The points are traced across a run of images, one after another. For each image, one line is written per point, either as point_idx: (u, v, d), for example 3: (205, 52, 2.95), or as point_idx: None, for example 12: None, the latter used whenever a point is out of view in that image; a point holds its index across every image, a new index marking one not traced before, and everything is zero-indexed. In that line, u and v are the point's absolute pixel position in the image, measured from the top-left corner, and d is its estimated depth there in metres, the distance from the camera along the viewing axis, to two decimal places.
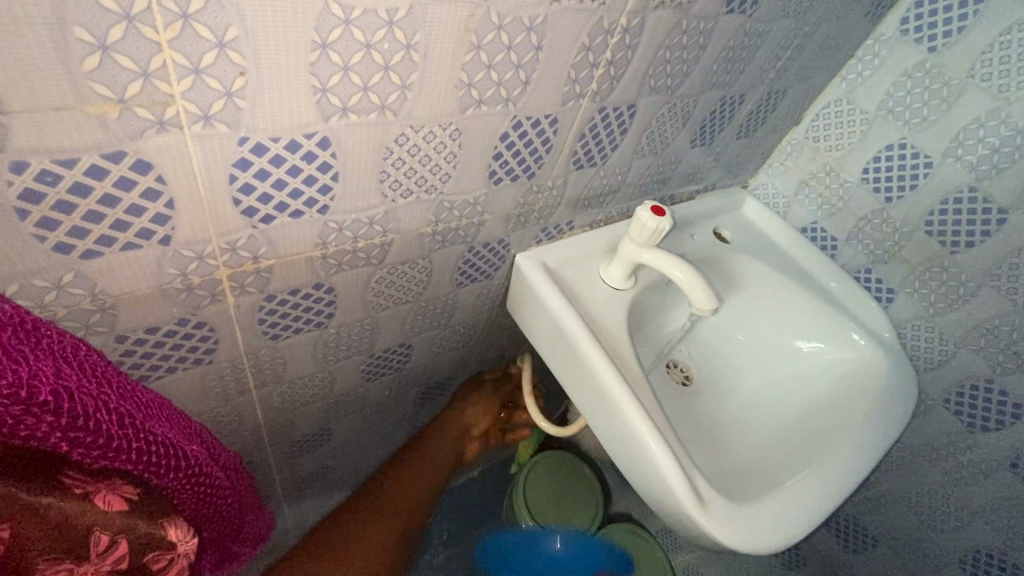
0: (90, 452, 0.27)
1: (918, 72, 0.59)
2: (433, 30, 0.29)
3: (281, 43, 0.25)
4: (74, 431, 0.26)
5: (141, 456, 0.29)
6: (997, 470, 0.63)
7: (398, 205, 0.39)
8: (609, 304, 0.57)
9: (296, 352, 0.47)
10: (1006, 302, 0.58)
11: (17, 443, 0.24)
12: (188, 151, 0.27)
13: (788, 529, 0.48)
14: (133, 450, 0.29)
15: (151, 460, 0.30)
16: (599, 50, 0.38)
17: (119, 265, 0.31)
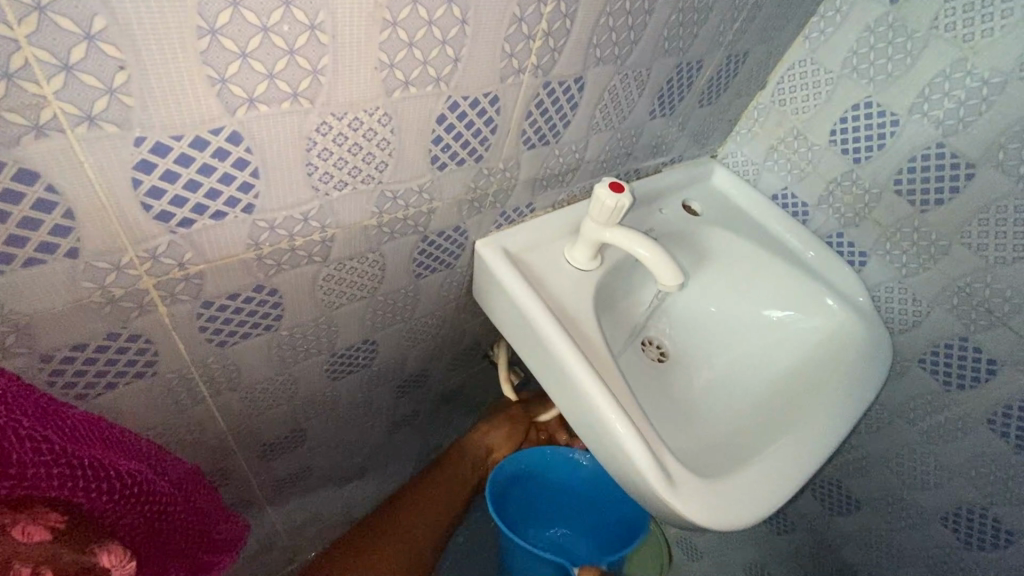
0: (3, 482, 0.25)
1: (881, 26, 0.57)
2: (339, 9, 0.27)
3: (161, 31, 0.23)
4: None
5: (68, 480, 0.27)
6: (974, 428, 0.63)
7: (333, 199, 0.37)
8: (574, 286, 0.55)
9: (248, 358, 0.45)
10: (977, 259, 0.58)
11: None
12: (78, 155, 0.25)
13: (759, 503, 0.48)
14: (56, 476, 0.27)
15: (82, 484, 0.28)
16: (534, 21, 0.36)
17: (24, 283, 0.29)
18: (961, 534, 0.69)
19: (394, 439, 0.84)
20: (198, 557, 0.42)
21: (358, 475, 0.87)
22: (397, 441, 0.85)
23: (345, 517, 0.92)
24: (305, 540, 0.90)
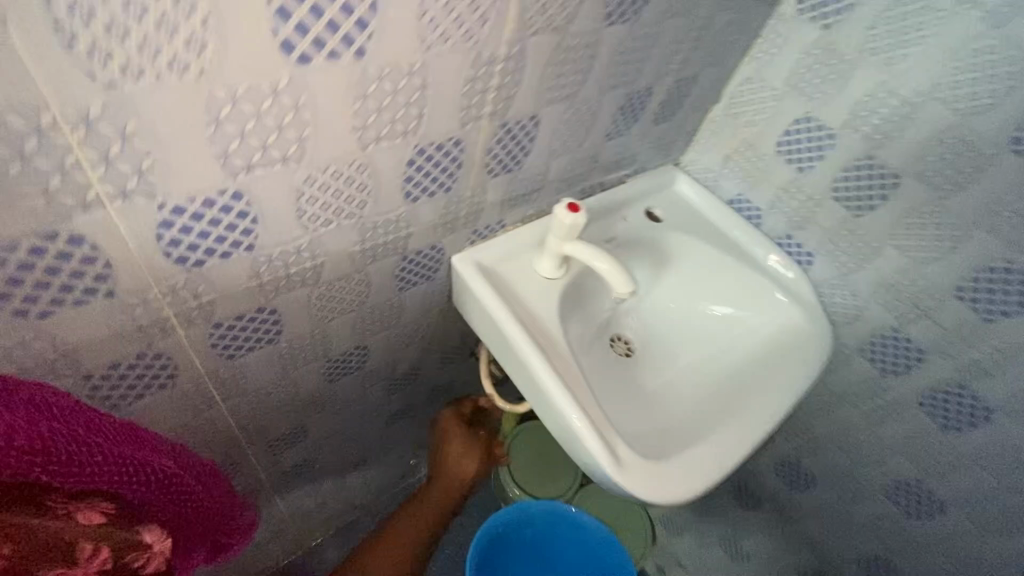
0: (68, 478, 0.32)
1: (815, 49, 0.63)
2: (316, 92, 0.33)
3: (177, 125, 0.30)
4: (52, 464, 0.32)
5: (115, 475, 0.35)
6: (908, 409, 0.70)
7: (321, 233, 0.44)
8: (541, 294, 0.62)
9: (254, 367, 0.52)
10: (904, 259, 0.64)
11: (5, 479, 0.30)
12: (115, 221, 0.32)
13: (691, 485, 0.55)
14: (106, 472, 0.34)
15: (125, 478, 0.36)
16: (486, 78, 0.42)
17: (72, 319, 0.36)
18: (902, 505, 0.77)
19: (389, 431, 0.91)
20: (218, 537, 0.50)
21: (358, 465, 0.94)
22: (393, 433, 0.92)
23: (348, 503, 1.00)
24: (312, 524, 0.98)
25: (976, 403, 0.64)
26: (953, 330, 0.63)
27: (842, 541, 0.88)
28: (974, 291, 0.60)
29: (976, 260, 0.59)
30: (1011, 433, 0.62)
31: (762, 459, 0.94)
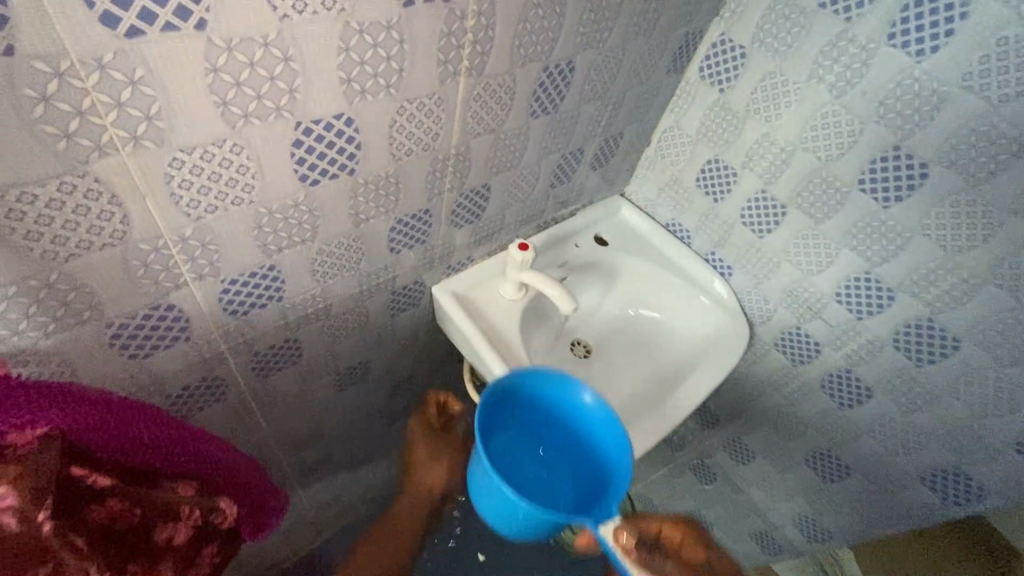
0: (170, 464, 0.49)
1: (716, 106, 0.78)
2: (324, 198, 0.49)
3: (237, 232, 0.45)
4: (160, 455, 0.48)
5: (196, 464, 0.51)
6: (815, 391, 0.85)
7: (330, 284, 0.59)
8: (505, 313, 0.78)
9: (282, 383, 0.68)
10: (797, 272, 0.79)
11: (133, 464, 0.46)
12: (194, 292, 0.47)
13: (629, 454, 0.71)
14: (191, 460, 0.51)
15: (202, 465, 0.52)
16: (444, 168, 0.57)
17: (164, 359, 0.51)
18: (818, 470, 0.92)
19: (393, 430, 1.07)
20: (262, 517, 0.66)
21: (367, 460, 1.10)
22: (396, 431, 1.08)
23: (361, 493, 1.16)
24: (331, 512, 1.14)
25: (860, 384, 0.79)
26: (836, 327, 0.78)
27: (779, 503, 1.03)
28: (848, 296, 0.75)
29: (846, 272, 0.74)
30: (887, 409, 0.77)
31: (712, 438, 1.10)
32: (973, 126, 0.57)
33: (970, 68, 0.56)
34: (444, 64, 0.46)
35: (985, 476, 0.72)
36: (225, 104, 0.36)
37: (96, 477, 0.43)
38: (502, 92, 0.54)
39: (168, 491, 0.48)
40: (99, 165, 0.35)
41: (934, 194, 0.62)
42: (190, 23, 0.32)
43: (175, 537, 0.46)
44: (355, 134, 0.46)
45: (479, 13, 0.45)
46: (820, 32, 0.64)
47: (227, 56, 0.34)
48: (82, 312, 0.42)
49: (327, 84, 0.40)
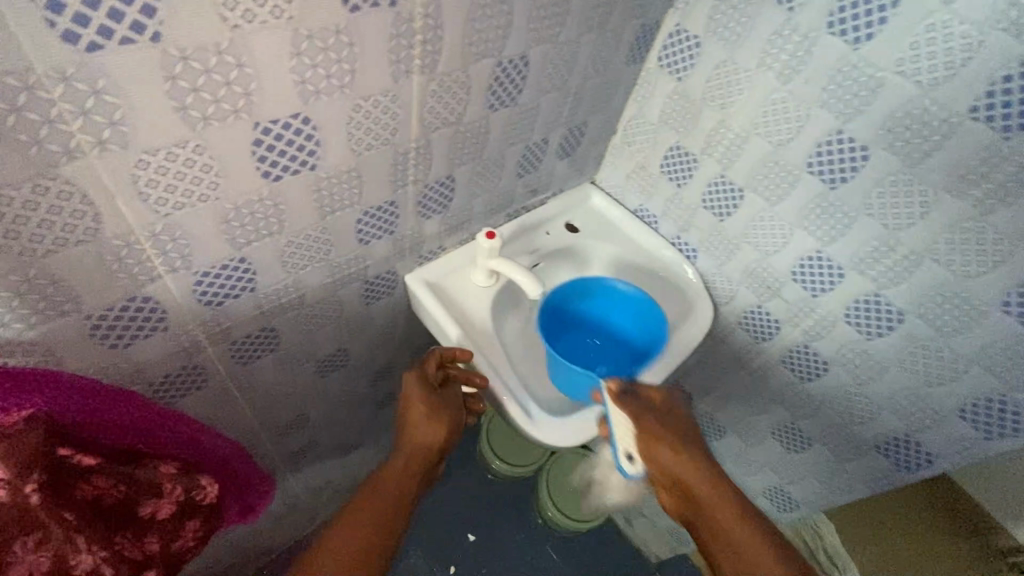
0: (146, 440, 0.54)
1: (675, 94, 0.81)
2: (288, 193, 0.52)
3: (205, 227, 0.48)
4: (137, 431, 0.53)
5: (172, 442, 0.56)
6: (777, 367, 0.89)
7: (301, 274, 0.62)
8: (476, 300, 0.81)
9: (263, 371, 0.71)
10: (756, 253, 0.82)
11: (111, 440, 0.51)
12: (168, 284, 0.51)
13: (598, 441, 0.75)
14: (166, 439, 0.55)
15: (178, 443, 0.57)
16: (406, 161, 0.60)
17: (143, 348, 0.54)
18: (784, 442, 0.96)
19: (379, 417, 1.10)
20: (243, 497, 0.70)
21: (355, 445, 1.14)
22: (382, 418, 1.12)
23: (351, 477, 1.20)
24: (322, 496, 1.18)
25: (817, 358, 0.83)
26: (793, 305, 0.82)
27: (751, 476, 1.08)
28: (803, 274, 0.78)
29: (800, 251, 0.77)
30: (842, 381, 0.81)
31: (686, 417, 1.14)
32: (906, 110, 0.60)
33: (902, 54, 0.58)
34: (396, 63, 0.49)
35: (932, 443, 0.76)
36: (185, 109, 0.39)
37: (81, 456, 0.46)
38: (457, 88, 0.57)
39: (150, 468, 0.52)
40: (69, 168, 0.38)
41: (875, 175, 0.65)
42: (146, 36, 0.35)
43: (159, 511, 0.51)
44: (314, 132, 0.49)
45: (426, 15, 0.48)
46: (765, 22, 0.67)
47: (183, 65, 0.37)
48: (62, 305, 0.45)
49: (281, 86, 0.43)
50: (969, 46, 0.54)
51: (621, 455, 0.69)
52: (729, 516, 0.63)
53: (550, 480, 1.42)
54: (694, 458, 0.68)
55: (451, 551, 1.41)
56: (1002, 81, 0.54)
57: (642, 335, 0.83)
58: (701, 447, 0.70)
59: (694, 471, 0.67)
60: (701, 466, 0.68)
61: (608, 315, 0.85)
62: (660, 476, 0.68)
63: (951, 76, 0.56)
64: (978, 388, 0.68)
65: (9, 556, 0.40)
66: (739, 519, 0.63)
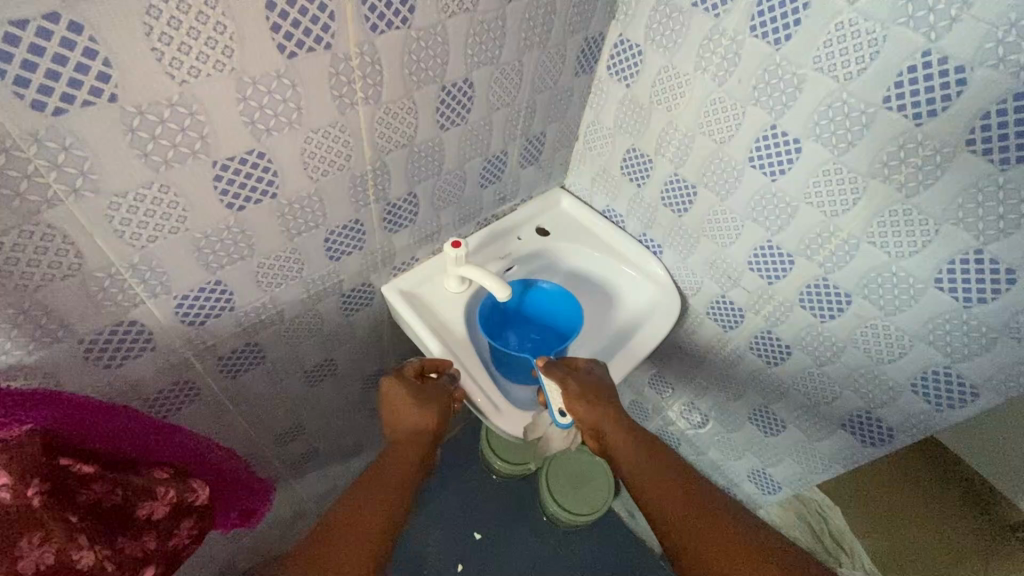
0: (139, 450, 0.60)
1: (626, 99, 0.85)
2: (253, 220, 0.57)
3: (178, 255, 0.54)
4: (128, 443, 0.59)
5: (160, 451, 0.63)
6: (745, 353, 0.92)
7: (277, 291, 0.68)
8: (449, 306, 0.86)
9: (253, 382, 0.77)
10: (714, 246, 0.86)
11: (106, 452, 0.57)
12: (152, 308, 0.57)
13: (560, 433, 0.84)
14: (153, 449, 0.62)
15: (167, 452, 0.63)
16: (364, 183, 0.65)
17: (134, 367, 0.60)
18: (761, 425, 1.00)
19: (376, 422, 1.16)
20: (243, 503, 0.77)
21: (356, 449, 1.20)
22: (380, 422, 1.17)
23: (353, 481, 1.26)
24: (327, 500, 1.24)
25: (780, 343, 0.86)
26: (753, 293, 0.85)
27: (737, 459, 1.12)
28: (758, 263, 0.81)
29: (752, 242, 0.80)
30: (805, 362, 0.84)
31: (671, 406, 1.18)
32: (827, 103, 0.63)
33: (819, 51, 0.61)
34: (340, 97, 0.54)
35: (891, 418, 0.79)
36: (146, 155, 0.45)
37: (79, 465, 0.52)
38: (404, 113, 0.62)
39: (143, 474, 0.58)
40: (49, 214, 0.44)
41: (809, 166, 0.69)
42: (103, 97, 0.41)
43: (155, 513, 0.56)
44: (270, 164, 0.54)
45: (361, 54, 0.53)
46: (696, 28, 0.71)
47: (139, 118, 0.43)
48: (56, 332, 0.51)
49: (232, 127, 0.49)
50: (875, 40, 0.57)
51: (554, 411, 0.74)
52: (644, 461, 0.71)
53: (548, 477, 1.45)
54: (611, 409, 0.76)
55: (459, 548, 1.46)
56: (907, 71, 0.56)
57: (565, 319, 0.88)
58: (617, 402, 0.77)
59: (611, 420, 0.75)
60: (617, 416, 0.75)
61: (541, 309, 0.90)
62: (584, 427, 0.76)
63: (863, 70, 0.59)
64: (924, 362, 0.71)
65: (14, 551, 0.44)
66: (652, 463, 0.70)
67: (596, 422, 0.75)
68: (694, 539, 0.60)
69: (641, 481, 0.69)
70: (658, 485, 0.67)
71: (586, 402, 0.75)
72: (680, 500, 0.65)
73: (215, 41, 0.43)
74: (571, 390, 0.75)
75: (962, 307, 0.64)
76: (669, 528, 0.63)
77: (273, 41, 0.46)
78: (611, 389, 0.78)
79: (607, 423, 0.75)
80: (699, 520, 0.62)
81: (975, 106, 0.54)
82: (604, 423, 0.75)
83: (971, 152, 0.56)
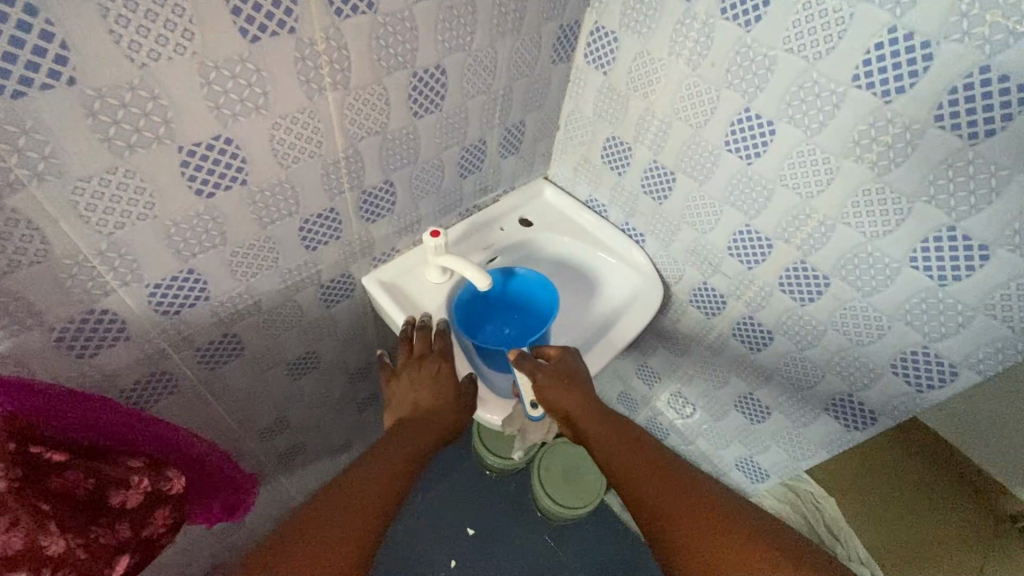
0: (114, 441, 0.60)
1: (604, 87, 0.85)
2: (223, 208, 0.58)
3: (149, 243, 0.54)
4: (102, 433, 0.59)
5: (136, 442, 0.62)
6: (729, 340, 0.93)
7: (253, 281, 0.68)
8: (430, 296, 0.87)
9: (233, 374, 0.77)
10: (695, 232, 0.86)
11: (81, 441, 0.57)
12: (124, 296, 0.57)
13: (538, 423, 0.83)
14: (129, 439, 0.62)
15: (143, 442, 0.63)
16: (338, 171, 0.66)
17: (109, 356, 0.61)
18: (746, 412, 1.01)
19: (363, 417, 1.16)
20: (227, 496, 0.77)
21: (345, 444, 1.20)
22: (368, 417, 1.17)
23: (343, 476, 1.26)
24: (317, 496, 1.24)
25: (761, 328, 0.86)
26: (734, 278, 0.85)
27: (725, 447, 1.13)
28: (737, 248, 0.81)
29: (730, 226, 0.80)
30: (787, 347, 0.84)
31: (659, 397, 1.18)
32: (798, 84, 0.63)
33: (788, 32, 0.62)
34: (307, 83, 0.55)
35: (872, 400, 0.79)
36: (110, 140, 0.46)
37: (51, 452, 0.52)
38: (375, 100, 0.62)
39: (117, 463, 0.58)
40: (13, 199, 0.44)
41: (783, 148, 0.69)
42: (63, 81, 0.41)
43: (128, 502, 0.56)
44: (238, 151, 0.54)
45: (327, 38, 0.53)
46: (669, 12, 0.71)
47: (101, 102, 0.43)
48: (27, 320, 0.51)
49: (198, 112, 0.49)
50: (842, 19, 0.57)
51: (524, 405, 0.74)
52: (619, 446, 0.71)
53: (540, 470, 1.46)
54: (583, 396, 0.75)
55: (452, 543, 1.46)
56: (874, 49, 0.56)
57: (543, 308, 0.87)
58: (589, 388, 0.77)
59: (583, 408, 0.75)
60: (589, 403, 0.75)
61: (519, 298, 0.89)
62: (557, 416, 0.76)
63: (832, 49, 0.59)
64: (902, 342, 0.71)
65: None
66: (627, 448, 0.70)
67: (568, 412, 0.75)
68: (669, 521, 0.60)
69: (614, 467, 0.69)
70: (633, 470, 0.67)
71: (555, 393, 0.75)
72: (655, 483, 0.65)
73: (175, 24, 0.43)
74: (541, 383, 0.75)
75: (937, 285, 0.64)
76: (645, 512, 0.63)
77: (234, 25, 0.46)
78: (583, 375, 0.78)
79: (579, 411, 0.75)
80: (674, 504, 0.62)
81: (942, 81, 0.54)
82: (575, 411, 0.75)
83: (939, 128, 0.56)
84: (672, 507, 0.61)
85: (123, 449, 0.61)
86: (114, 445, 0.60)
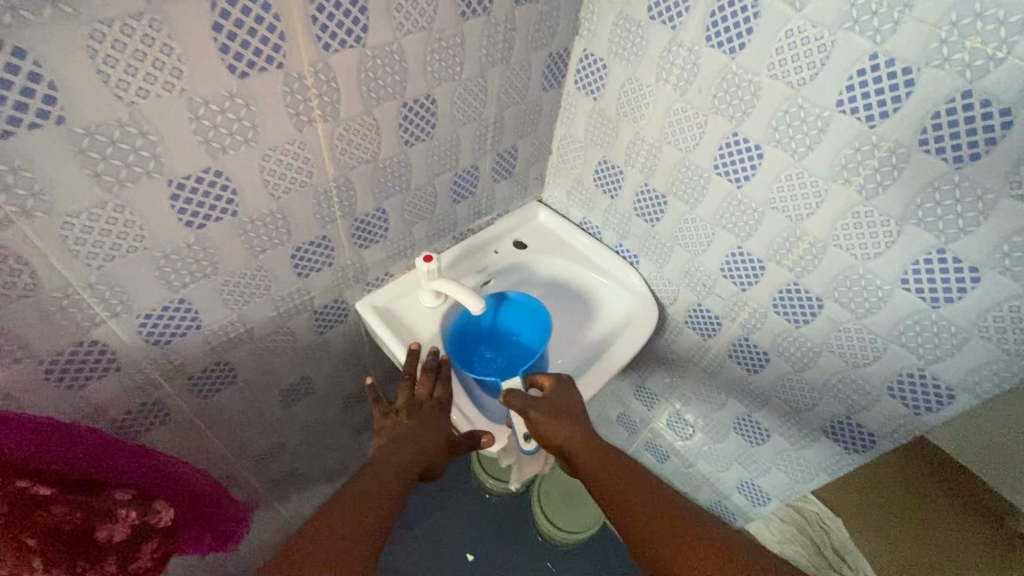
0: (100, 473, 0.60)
1: (594, 113, 0.86)
2: (214, 238, 0.58)
3: (138, 274, 0.55)
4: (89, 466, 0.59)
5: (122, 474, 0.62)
6: (725, 362, 0.92)
7: (246, 309, 0.68)
8: (423, 320, 0.87)
9: (226, 402, 0.77)
10: (689, 253, 0.86)
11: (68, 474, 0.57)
12: (115, 328, 0.57)
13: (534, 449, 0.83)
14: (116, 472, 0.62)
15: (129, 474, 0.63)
16: (329, 200, 0.66)
17: (99, 387, 0.61)
18: (746, 434, 1.00)
19: (359, 442, 1.15)
20: (219, 526, 0.76)
21: (341, 469, 1.19)
22: (364, 441, 1.16)
23: None
24: None
25: (757, 350, 0.85)
26: (728, 300, 0.85)
27: (726, 470, 1.11)
28: (731, 271, 0.81)
29: (724, 248, 0.80)
30: (783, 369, 0.84)
31: (658, 418, 1.16)
32: (784, 109, 0.64)
33: (771, 59, 0.62)
34: (297, 116, 0.56)
35: (871, 423, 0.78)
36: (99, 175, 0.46)
37: (38, 486, 0.50)
38: (365, 130, 0.63)
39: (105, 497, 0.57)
40: (2, 235, 0.45)
41: (771, 172, 0.69)
42: (51, 119, 0.42)
43: (115, 535, 0.55)
44: (228, 182, 0.55)
45: (316, 72, 0.54)
46: (656, 39, 0.72)
47: (90, 139, 0.44)
48: (15, 353, 0.52)
49: (186, 147, 0.50)
50: (825, 46, 0.58)
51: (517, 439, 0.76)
52: (611, 477, 0.70)
53: (540, 494, 1.44)
54: (576, 429, 0.74)
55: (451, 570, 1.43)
56: (857, 75, 0.57)
57: (536, 331, 0.87)
58: (585, 421, 0.75)
59: (575, 440, 0.74)
60: (582, 436, 0.74)
61: (512, 321, 0.89)
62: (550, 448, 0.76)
63: (815, 75, 0.60)
64: (899, 364, 0.70)
65: None
66: (618, 479, 0.69)
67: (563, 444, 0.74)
68: (659, 555, 0.59)
69: (607, 499, 0.68)
70: (624, 502, 0.66)
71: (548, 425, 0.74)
72: (649, 514, 0.63)
73: (163, 63, 0.44)
74: (534, 420, 0.75)
75: (930, 308, 0.64)
76: (636, 544, 0.62)
77: (223, 62, 0.47)
78: (577, 405, 0.77)
79: (572, 443, 0.74)
80: (663, 537, 0.60)
81: (924, 107, 0.54)
82: (567, 442, 0.74)
83: (925, 152, 0.56)
84: (663, 540, 0.60)
85: (110, 482, 0.60)
86: (100, 478, 0.60)
